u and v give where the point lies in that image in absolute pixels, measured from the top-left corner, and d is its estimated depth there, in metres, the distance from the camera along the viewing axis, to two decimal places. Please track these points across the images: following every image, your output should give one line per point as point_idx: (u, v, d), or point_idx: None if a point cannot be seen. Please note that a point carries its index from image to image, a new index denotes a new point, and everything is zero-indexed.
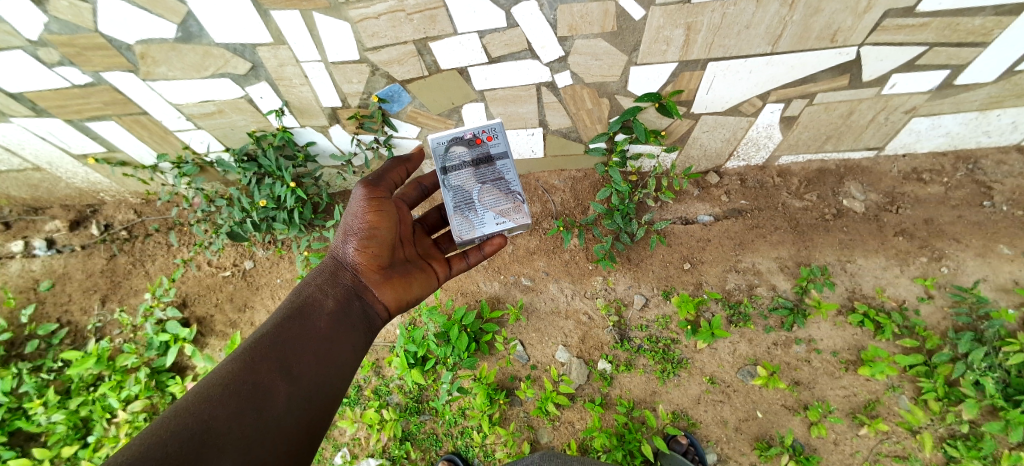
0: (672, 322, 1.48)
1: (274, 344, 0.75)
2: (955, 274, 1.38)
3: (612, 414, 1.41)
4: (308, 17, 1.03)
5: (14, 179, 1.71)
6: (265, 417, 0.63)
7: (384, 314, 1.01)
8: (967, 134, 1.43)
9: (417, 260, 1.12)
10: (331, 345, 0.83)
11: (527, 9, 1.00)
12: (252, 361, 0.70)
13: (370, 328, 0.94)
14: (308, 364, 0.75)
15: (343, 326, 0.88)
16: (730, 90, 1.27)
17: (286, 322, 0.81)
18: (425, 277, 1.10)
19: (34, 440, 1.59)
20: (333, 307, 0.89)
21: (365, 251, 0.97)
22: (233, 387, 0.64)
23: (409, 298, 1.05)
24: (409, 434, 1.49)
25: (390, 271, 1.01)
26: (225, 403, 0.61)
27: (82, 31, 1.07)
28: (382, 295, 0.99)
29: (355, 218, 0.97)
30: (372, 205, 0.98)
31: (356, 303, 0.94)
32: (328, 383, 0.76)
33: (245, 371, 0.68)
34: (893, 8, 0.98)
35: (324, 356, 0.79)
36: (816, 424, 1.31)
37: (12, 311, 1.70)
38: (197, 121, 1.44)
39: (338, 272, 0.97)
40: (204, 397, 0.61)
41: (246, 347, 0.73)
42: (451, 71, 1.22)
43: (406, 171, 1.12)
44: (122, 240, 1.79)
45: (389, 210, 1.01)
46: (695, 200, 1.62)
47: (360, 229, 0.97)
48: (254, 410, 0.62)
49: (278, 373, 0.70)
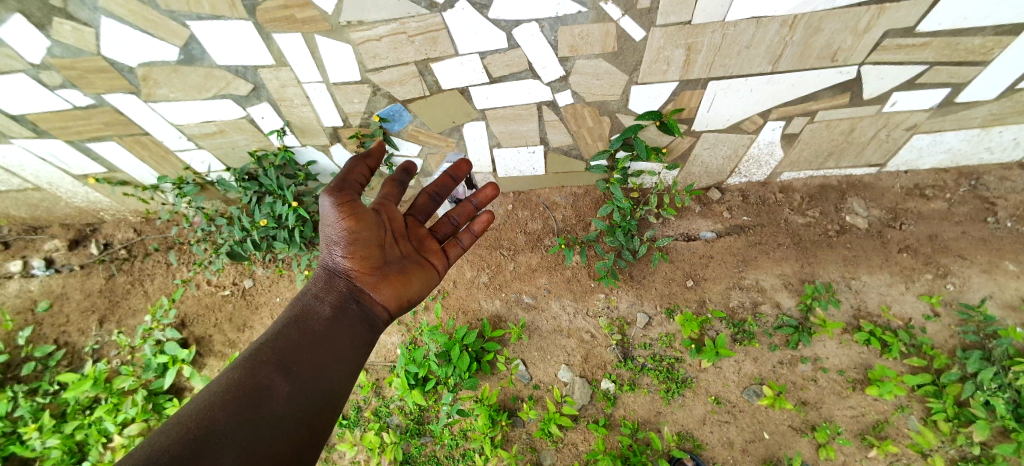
0: (676, 341, 1.46)
1: (273, 347, 0.76)
2: (961, 291, 1.36)
3: (616, 436, 1.39)
4: (309, 40, 1.04)
5: (14, 199, 1.71)
6: (266, 415, 0.64)
7: (386, 315, 0.98)
8: (969, 151, 1.43)
9: (414, 255, 1.07)
10: (331, 343, 0.82)
11: (528, 31, 1.01)
12: (253, 364, 0.71)
13: (371, 327, 0.94)
14: (309, 363, 0.76)
15: (341, 325, 0.87)
16: (731, 108, 1.27)
17: (285, 326, 0.82)
18: (424, 272, 1.06)
19: (28, 465, 1.56)
20: (329, 310, 0.88)
21: (355, 255, 0.93)
22: (234, 390, 0.65)
23: (410, 295, 1.02)
24: (409, 457, 1.46)
25: (385, 270, 0.98)
26: (224, 405, 0.62)
27: (84, 55, 1.07)
28: (382, 294, 0.97)
29: (333, 227, 0.92)
30: (345, 210, 0.90)
31: (353, 306, 0.92)
32: (332, 380, 0.77)
33: (245, 373, 0.69)
34: (893, 28, 0.98)
35: (325, 354, 0.80)
36: (825, 445, 1.29)
37: (10, 333, 1.68)
38: (198, 141, 1.44)
39: (331, 281, 0.94)
40: (206, 402, 0.62)
41: (247, 353, 0.74)
42: (451, 91, 1.22)
43: (368, 168, 1.02)
44: (121, 259, 1.79)
45: (366, 211, 0.94)
46: (697, 217, 1.62)
47: (341, 237, 0.92)
48: (254, 409, 0.63)
49: (278, 373, 0.71)
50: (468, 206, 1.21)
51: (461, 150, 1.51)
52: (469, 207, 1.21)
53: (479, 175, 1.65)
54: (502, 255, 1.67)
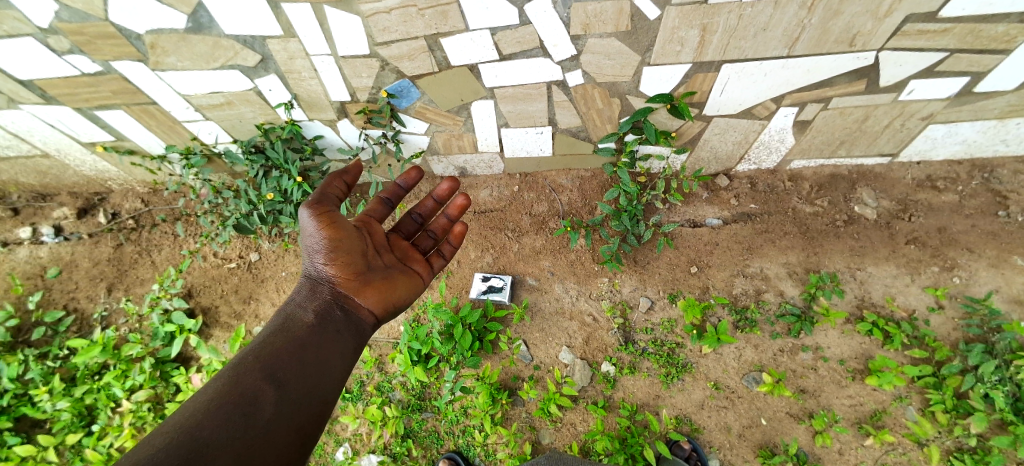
0: (678, 325, 1.46)
1: (260, 356, 0.76)
2: (967, 284, 1.35)
3: (615, 417, 1.40)
4: (318, 11, 1.02)
5: (24, 166, 1.73)
6: (255, 422, 0.64)
7: (372, 320, 0.99)
8: (983, 143, 1.41)
9: (398, 264, 1.09)
10: (317, 349, 0.83)
11: (541, 6, 0.99)
12: (240, 373, 0.71)
13: (356, 334, 0.93)
14: (297, 368, 0.76)
15: (326, 332, 0.87)
16: (743, 93, 1.25)
17: (269, 337, 0.82)
18: (409, 279, 1.08)
19: (39, 426, 1.59)
20: (313, 318, 0.88)
21: (337, 262, 0.95)
22: (221, 398, 0.65)
23: (395, 300, 1.03)
24: (411, 431, 1.49)
25: (368, 276, 0.99)
26: (214, 412, 0.62)
27: (92, 20, 1.06)
28: (366, 300, 0.98)
29: (313, 237, 0.93)
30: (324, 220, 0.93)
31: (337, 312, 0.92)
32: (319, 385, 0.77)
33: (233, 381, 0.69)
34: (915, 13, 0.96)
35: (311, 359, 0.80)
36: (821, 432, 1.29)
37: (19, 297, 1.71)
38: (205, 112, 1.43)
39: (315, 288, 0.94)
40: (195, 410, 0.62)
41: (233, 363, 0.74)
42: (461, 68, 1.21)
43: (345, 184, 1.02)
44: (129, 230, 1.81)
45: (345, 221, 0.97)
46: (703, 203, 1.61)
47: (321, 246, 0.93)
48: (242, 417, 0.63)
49: (266, 381, 0.71)
50: (443, 219, 1.22)
51: (468, 129, 1.50)
52: (444, 220, 1.22)
53: (486, 155, 1.65)
54: (506, 236, 1.68)
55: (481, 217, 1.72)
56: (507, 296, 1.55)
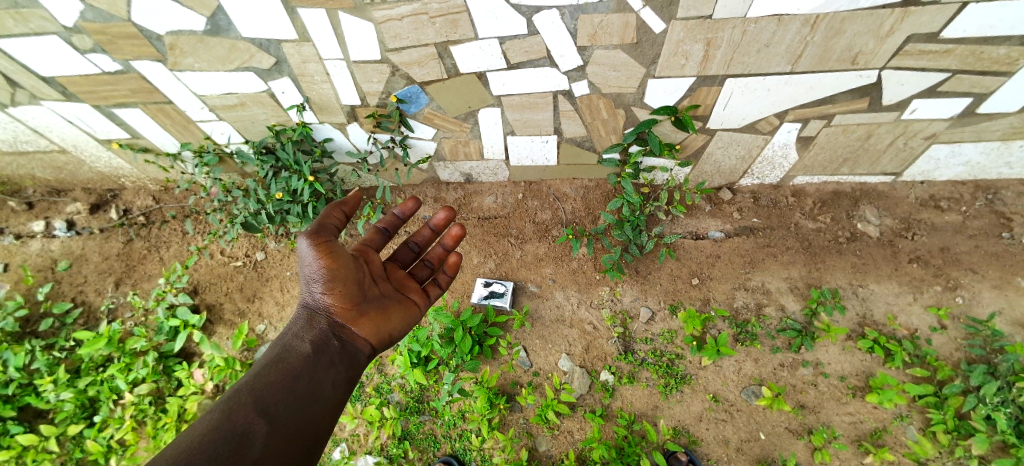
0: (678, 337, 1.47)
1: (253, 388, 0.77)
2: (970, 305, 1.34)
3: (612, 426, 1.39)
4: (333, 17, 1.05)
5: (40, 161, 1.77)
6: (244, 458, 0.64)
7: (368, 350, 0.99)
8: (987, 164, 1.42)
9: (395, 294, 1.10)
10: (310, 381, 0.83)
11: (549, 18, 1.01)
12: (232, 406, 0.72)
13: (352, 365, 0.94)
14: (287, 404, 0.76)
15: (320, 363, 0.88)
16: (746, 108, 1.27)
17: (264, 368, 0.83)
18: (406, 308, 1.09)
19: (41, 417, 1.60)
20: (308, 348, 0.89)
21: (334, 292, 0.96)
22: (212, 432, 0.66)
23: (391, 330, 1.04)
24: (409, 433, 1.49)
25: (365, 306, 1.00)
26: (204, 446, 0.63)
27: (115, 21, 1.10)
28: (361, 330, 0.98)
29: (311, 267, 0.95)
30: (322, 250, 0.94)
31: (334, 343, 0.93)
32: (309, 419, 0.78)
33: (224, 415, 0.69)
34: (916, 33, 0.97)
35: (303, 394, 0.80)
36: (820, 449, 1.27)
37: (30, 288, 1.74)
38: (220, 113, 1.47)
39: (312, 318, 0.96)
40: (187, 442, 0.63)
41: (227, 395, 0.75)
42: (469, 76, 1.24)
43: (345, 213, 1.02)
44: (139, 225, 1.84)
45: (344, 251, 0.98)
46: (706, 216, 1.63)
47: (319, 276, 0.94)
48: (232, 451, 0.64)
49: (257, 414, 0.71)
50: (438, 248, 1.25)
51: (475, 136, 1.53)
52: (440, 250, 1.25)
53: (492, 162, 1.67)
54: (509, 243, 1.70)
55: (485, 223, 1.75)
56: (508, 302, 1.57)
